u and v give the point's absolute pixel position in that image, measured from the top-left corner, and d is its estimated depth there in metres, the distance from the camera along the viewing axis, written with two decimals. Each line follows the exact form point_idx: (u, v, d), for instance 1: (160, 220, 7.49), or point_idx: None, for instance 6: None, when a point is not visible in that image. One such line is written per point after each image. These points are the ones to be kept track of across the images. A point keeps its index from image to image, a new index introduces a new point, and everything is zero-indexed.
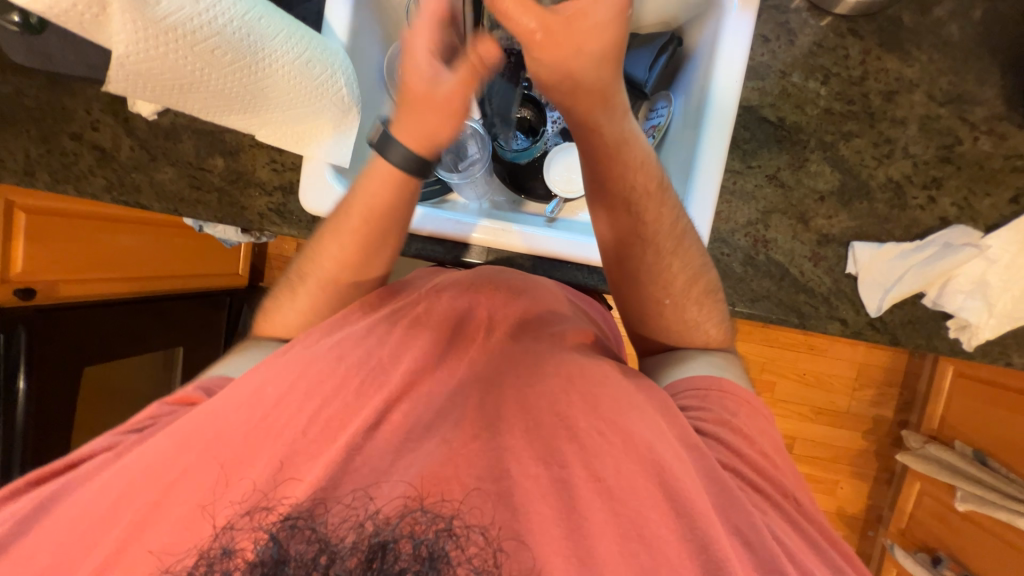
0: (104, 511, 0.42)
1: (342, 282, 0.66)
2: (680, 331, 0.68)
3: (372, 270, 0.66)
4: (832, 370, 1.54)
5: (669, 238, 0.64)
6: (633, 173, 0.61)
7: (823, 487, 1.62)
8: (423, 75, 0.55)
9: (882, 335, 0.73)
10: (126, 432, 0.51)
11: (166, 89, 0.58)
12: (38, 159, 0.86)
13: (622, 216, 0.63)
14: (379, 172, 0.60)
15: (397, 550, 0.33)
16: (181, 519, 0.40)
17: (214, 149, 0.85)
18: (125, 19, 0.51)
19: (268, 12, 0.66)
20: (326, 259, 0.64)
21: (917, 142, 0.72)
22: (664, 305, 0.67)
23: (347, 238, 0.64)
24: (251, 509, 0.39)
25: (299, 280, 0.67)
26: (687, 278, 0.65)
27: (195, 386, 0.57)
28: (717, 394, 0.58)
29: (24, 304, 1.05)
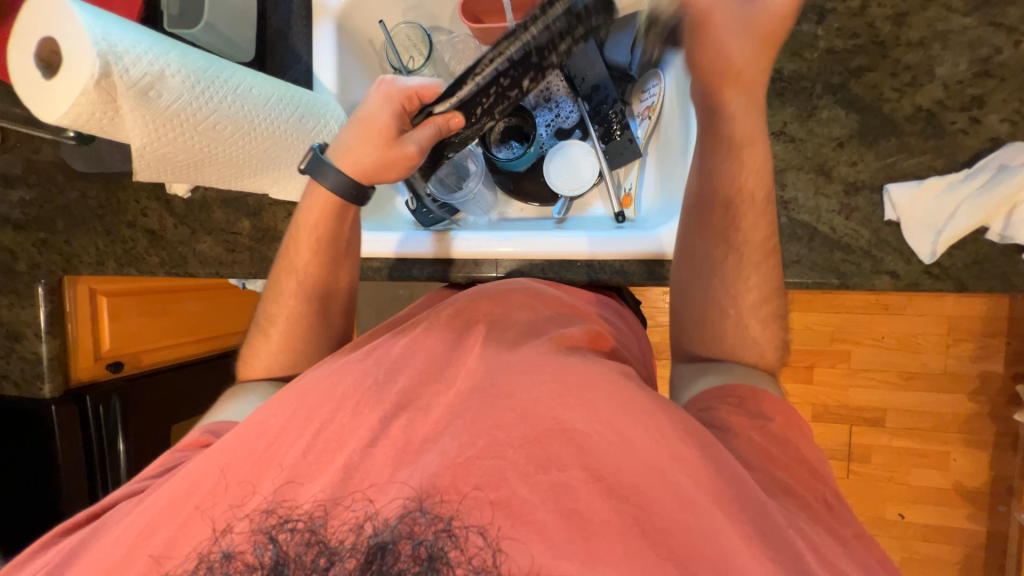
0: (122, 534, 0.46)
1: (307, 318, 0.72)
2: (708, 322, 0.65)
3: (336, 300, 0.75)
4: (916, 330, 1.37)
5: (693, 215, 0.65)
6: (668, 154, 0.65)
7: (933, 462, 1.43)
8: (380, 119, 0.66)
9: (946, 283, 0.65)
10: (146, 479, 0.56)
11: (181, 168, 0.66)
12: (106, 250, 0.99)
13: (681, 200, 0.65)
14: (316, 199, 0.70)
15: (398, 551, 0.39)
16: (185, 532, 0.44)
17: (240, 213, 0.93)
18: (135, 116, 0.57)
19: (262, 79, 0.70)
20: (287, 294, 0.72)
21: (944, 62, 0.64)
22: (732, 315, 0.63)
23: (301, 272, 0.72)
24: (250, 513, 0.44)
25: (268, 323, 0.73)
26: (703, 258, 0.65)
27: (201, 429, 0.62)
28: (751, 398, 0.56)
29: (115, 375, 1.20)
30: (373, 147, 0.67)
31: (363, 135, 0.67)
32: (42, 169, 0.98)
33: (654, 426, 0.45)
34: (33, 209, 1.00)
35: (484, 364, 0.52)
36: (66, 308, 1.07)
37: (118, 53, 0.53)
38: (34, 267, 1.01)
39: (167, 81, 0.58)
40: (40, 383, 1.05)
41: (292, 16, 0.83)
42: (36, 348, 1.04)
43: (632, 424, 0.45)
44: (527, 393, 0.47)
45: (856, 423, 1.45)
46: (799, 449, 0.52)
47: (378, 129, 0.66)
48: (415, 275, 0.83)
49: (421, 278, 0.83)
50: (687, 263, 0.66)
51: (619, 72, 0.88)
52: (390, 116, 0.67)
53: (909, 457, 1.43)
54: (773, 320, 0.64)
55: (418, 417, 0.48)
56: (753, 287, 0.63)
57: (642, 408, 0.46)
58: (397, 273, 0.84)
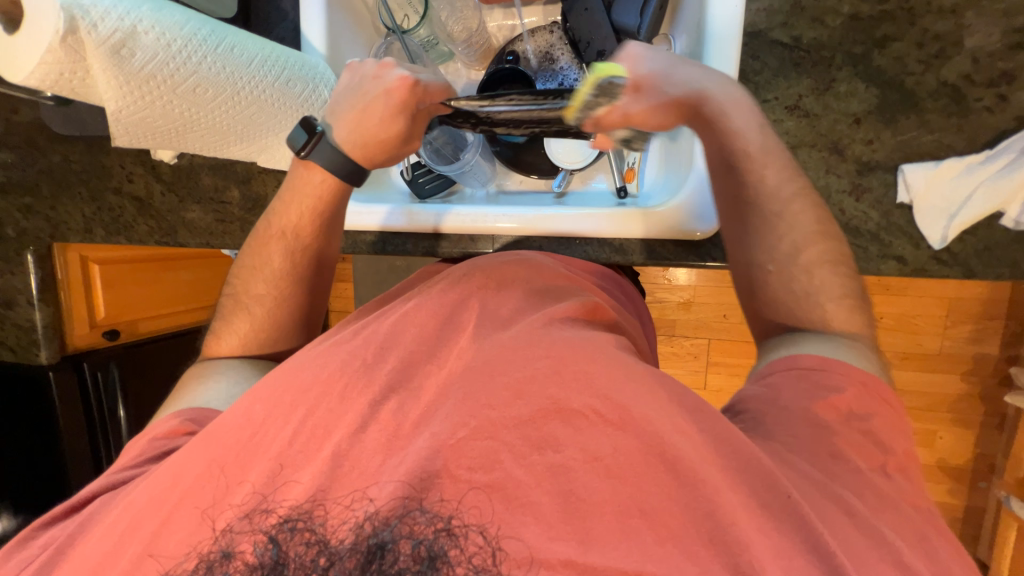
0: (111, 532, 0.46)
1: (291, 292, 0.71)
2: (753, 286, 0.64)
3: (324, 271, 0.74)
4: (916, 311, 1.36)
5: (768, 195, 0.62)
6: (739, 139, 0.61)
7: (920, 440, 1.45)
8: (392, 121, 0.65)
9: (953, 269, 0.63)
10: (120, 472, 0.56)
11: (162, 133, 0.63)
12: (93, 217, 0.96)
13: (734, 174, 0.63)
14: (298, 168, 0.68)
15: (396, 550, 0.39)
16: (180, 533, 0.44)
17: (230, 180, 0.90)
18: (107, 77, 0.53)
19: (243, 38, 0.65)
20: (272, 267, 0.70)
21: (975, 32, 0.60)
22: (769, 273, 0.62)
23: (290, 244, 0.70)
24: (249, 513, 0.43)
25: (247, 301, 0.71)
26: (789, 237, 0.61)
27: (179, 416, 0.60)
28: (818, 372, 0.54)
29: (112, 343, 1.20)
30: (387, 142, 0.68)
31: (369, 125, 0.66)
32: (21, 130, 0.93)
33: (655, 408, 0.45)
34: (16, 172, 0.96)
35: (478, 343, 0.50)
36: (57, 276, 1.05)
37: (83, 6, 0.49)
38: (22, 234, 0.99)
39: (140, 39, 0.54)
40: (36, 350, 1.04)
41: None
42: (30, 317, 1.02)
43: (634, 406, 0.44)
44: (520, 370, 0.46)
45: None
46: (814, 438, 0.50)
47: (392, 128, 0.66)
48: (409, 249, 0.82)
49: (419, 254, 0.81)
50: (731, 229, 0.64)
51: (629, 38, 0.78)
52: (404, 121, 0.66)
53: None
54: (820, 299, 0.60)
55: (409, 399, 0.47)
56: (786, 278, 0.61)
57: (643, 376, 0.46)
58: (390, 246, 0.83)
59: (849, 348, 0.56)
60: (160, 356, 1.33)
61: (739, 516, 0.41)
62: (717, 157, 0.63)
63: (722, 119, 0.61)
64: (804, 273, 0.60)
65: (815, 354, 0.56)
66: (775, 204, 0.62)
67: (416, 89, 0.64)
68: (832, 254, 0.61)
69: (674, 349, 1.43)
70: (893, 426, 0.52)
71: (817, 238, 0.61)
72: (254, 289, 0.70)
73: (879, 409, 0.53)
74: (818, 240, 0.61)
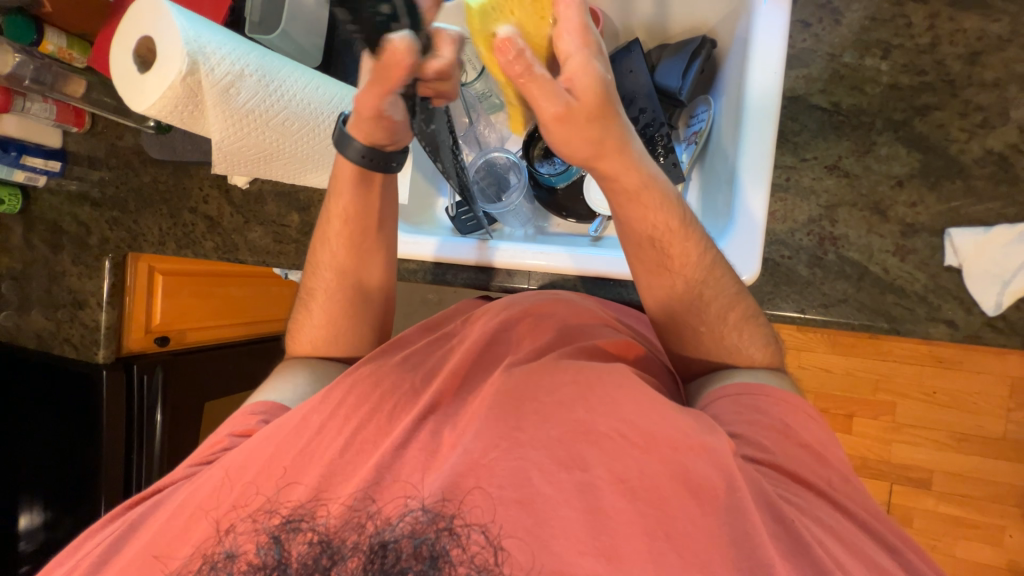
0: (169, 524, 0.48)
1: (347, 288, 0.74)
2: (685, 342, 0.65)
3: (371, 270, 0.75)
4: (974, 388, 1.26)
5: (699, 269, 0.62)
6: (655, 216, 0.59)
7: (983, 536, 1.30)
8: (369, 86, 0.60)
9: (1013, 338, 0.60)
10: (200, 463, 0.58)
11: (254, 162, 0.71)
12: (168, 232, 1.06)
13: (651, 253, 0.61)
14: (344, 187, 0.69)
15: (398, 549, 0.38)
16: (190, 530, 0.47)
17: (292, 207, 0.99)
18: (216, 111, 0.62)
19: (325, 81, 0.73)
20: (325, 268, 0.73)
21: (1020, 105, 0.61)
22: (702, 333, 0.63)
23: (335, 246, 0.72)
24: (254, 514, 0.45)
25: (310, 298, 0.76)
26: (722, 304, 0.62)
27: (250, 411, 0.64)
28: (747, 395, 0.57)
29: (162, 349, 1.28)
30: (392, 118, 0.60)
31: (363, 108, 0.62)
32: (122, 153, 1.07)
33: (678, 436, 0.46)
34: (110, 190, 1.09)
35: (507, 372, 0.54)
36: (125, 283, 1.15)
37: (205, 53, 0.58)
38: (104, 242, 1.10)
39: (245, 80, 0.62)
40: (95, 349, 1.13)
41: None
42: (96, 317, 1.12)
43: (665, 436, 0.46)
44: (548, 395, 0.50)
45: (898, 482, 1.34)
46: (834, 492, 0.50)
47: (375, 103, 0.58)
48: (446, 279, 0.86)
49: (460, 285, 0.84)
50: (658, 302, 0.64)
51: (669, 97, 0.84)
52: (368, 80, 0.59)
53: (955, 526, 1.31)
54: (745, 322, 0.63)
55: (444, 423, 0.51)
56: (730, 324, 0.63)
57: (672, 415, 0.47)
58: (436, 276, 0.87)
59: (767, 376, 0.60)
60: (207, 362, 1.38)
61: (772, 548, 0.41)
62: (636, 230, 0.60)
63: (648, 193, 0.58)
64: (735, 330, 0.63)
65: (736, 382, 0.59)
66: (700, 279, 0.62)
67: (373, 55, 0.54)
68: (747, 313, 0.63)
69: None
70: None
71: (734, 303, 0.62)
72: (311, 284, 0.75)
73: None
74: (735, 303, 0.62)
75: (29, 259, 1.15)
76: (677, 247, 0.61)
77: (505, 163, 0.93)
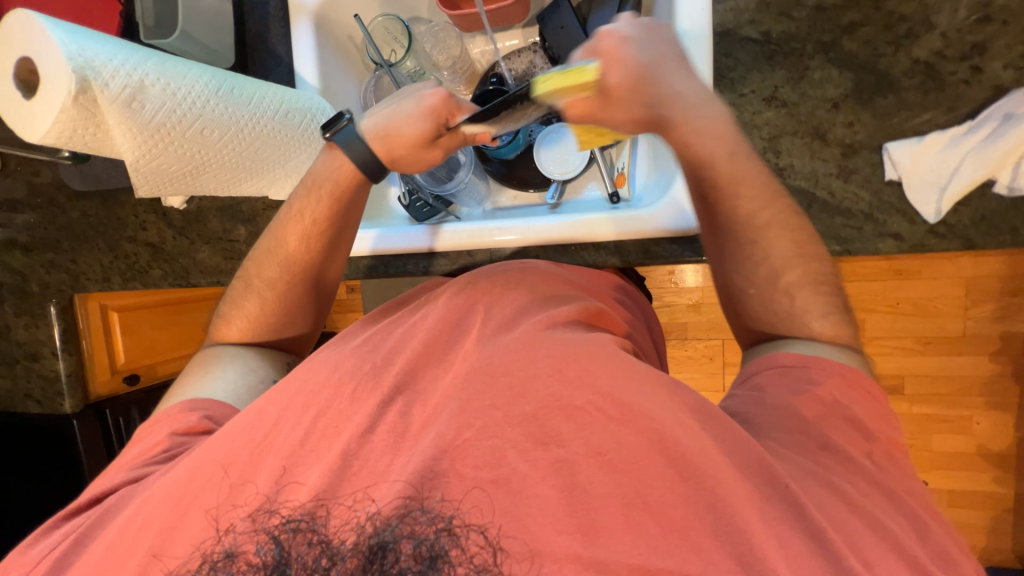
0: (127, 530, 0.48)
1: (299, 285, 0.71)
2: (733, 305, 0.65)
3: (329, 270, 0.73)
4: (933, 294, 1.33)
5: (749, 229, 0.61)
6: (717, 166, 0.59)
7: (954, 428, 1.40)
8: (426, 119, 0.65)
9: (953, 242, 0.62)
10: (143, 466, 0.58)
11: (179, 178, 0.67)
12: (111, 266, 1.00)
13: (705, 204, 0.62)
14: (324, 174, 0.68)
15: (398, 550, 0.39)
16: (170, 530, 0.46)
17: (236, 220, 0.94)
18: (123, 129, 0.57)
19: (240, 81, 0.68)
20: (280, 260, 0.70)
21: (942, 9, 0.61)
22: (748, 296, 0.62)
23: (302, 235, 0.69)
24: (251, 513, 0.45)
25: (253, 286, 0.71)
26: (780, 264, 0.60)
27: (197, 412, 0.62)
28: (802, 368, 0.57)
29: (130, 388, 1.24)
30: (405, 136, 0.66)
31: (400, 126, 0.66)
32: (42, 191, 0.99)
33: (649, 402, 0.47)
34: (38, 231, 1.01)
35: (483, 346, 0.52)
36: (80, 325, 1.09)
37: (95, 67, 0.53)
38: (46, 288, 1.03)
39: (148, 91, 0.57)
40: (61, 400, 1.07)
41: (269, 18, 0.82)
42: (55, 367, 1.05)
43: (626, 402, 0.46)
44: (523, 370, 0.49)
45: None
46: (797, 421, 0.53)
47: (421, 128, 0.65)
48: (412, 269, 0.83)
49: (419, 273, 0.83)
50: (713, 249, 0.64)
51: None
52: (433, 123, 0.65)
53: (928, 423, 1.41)
54: (804, 287, 0.60)
55: (413, 400, 0.50)
56: (795, 278, 0.60)
57: (638, 377, 0.48)
58: (392, 268, 0.84)
59: (834, 352, 0.58)
60: None
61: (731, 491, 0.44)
62: (699, 176, 0.61)
63: (697, 144, 0.59)
64: (786, 296, 0.60)
65: (793, 353, 0.58)
66: (749, 231, 0.61)
67: (453, 101, 0.66)
68: (815, 274, 0.61)
69: (687, 352, 1.43)
70: (871, 408, 0.54)
71: (802, 259, 0.60)
72: (264, 274, 0.70)
73: (853, 404, 0.55)
74: (802, 261, 0.60)
75: None
76: (733, 199, 0.60)
77: None
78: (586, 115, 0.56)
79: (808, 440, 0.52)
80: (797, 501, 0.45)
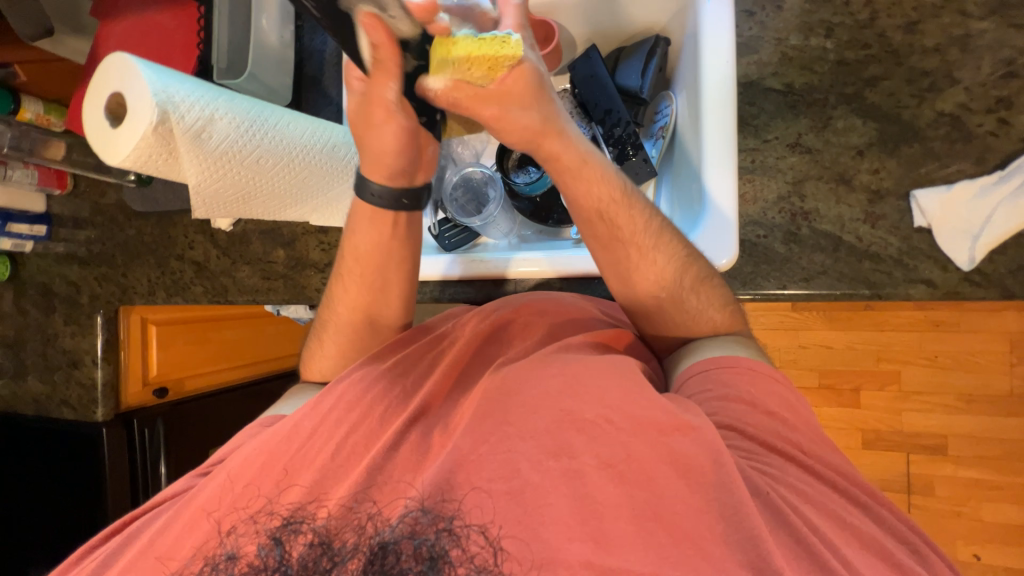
0: (162, 531, 0.50)
1: (359, 325, 0.72)
2: (649, 312, 0.64)
3: (386, 308, 0.72)
4: (973, 348, 1.27)
5: (647, 237, 0.61)
6: (597, 189, 0.59)
7: (1006, 496, 1.29)
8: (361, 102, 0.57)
9: (990, 290, 0.61)
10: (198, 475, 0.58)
11: (233, 202, 0.72)
12: (157, 281, 1.07)
13: (599, 228, 0.61)
14: (363, 214, 0.66)
15: (398, 551, 0.36)
16: (183, 532, 0.48)
17: (276, 243, 0.99)
18: (191, 157, 0.64)
19: (296, 117, 0.75)
20: (340, 305, 0.72)
21: (965, 66, 0.63)
22: (662, 300, 0.62)
23: (351, 283, 0.70)
24: (256, 514, 0.46)
25: (324, 327, 0.74)
26: (676, 267, 0.61)
27: (256, 425, 0.61)
28: (771, 379, 0.53)
29: (161, 401, 1.28)
30: (403, 150, 0.59)
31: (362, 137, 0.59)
32: (106, 210, 1.08)
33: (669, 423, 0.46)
34: (96, 246, 1.09)
35: (495, 372, 0.55)
36: (119, 336, 1.14)
37: (174, 102, 0.60)
38: (95, 299, 1.10)
39: (216, 124, 0.64)
40: (94, 407, 1.11)
41: (325, 64, 0.90)
42: (93, 374, 1.10)
43: (641, 413, 0.46)
44: (534, 391, 0.49)
45: (913, 451, 1.33)
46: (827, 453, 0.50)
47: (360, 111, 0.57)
48: (434, 296, 0.85)
49: (445, 300, 0.83)
50: (607, 265, 0.63)
51: (631, 97, 0.86)
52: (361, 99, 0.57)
53: (976, 489, 1.30)
54: (703, 284, 0.62)
55: (434, 424, 0.53)
56: (695, 275, 0.62)
57: (654, 397, 0.47)
58: (447, 293, 0.84)
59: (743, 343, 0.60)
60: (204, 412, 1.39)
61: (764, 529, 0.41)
62: (585, 206, 0.60)
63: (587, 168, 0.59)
64: (692, 294, 0.62)
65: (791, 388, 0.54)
66: (647, 239, 0.61)
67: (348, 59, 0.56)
68: (706, 271, 0.62)
69: None
70: None
71: (692, 263, 0.62)
72: (326, 317, 0.73)
73: None
74: (692, 263, 0.62)
75: (21, 326, 1.15)
76: (619, 218, 0.60)
77: (482, 178, 0.93)
78: (458, 104, 0.53)
79: (836, 474, 0.49)
80: (810, 538, 0.42)
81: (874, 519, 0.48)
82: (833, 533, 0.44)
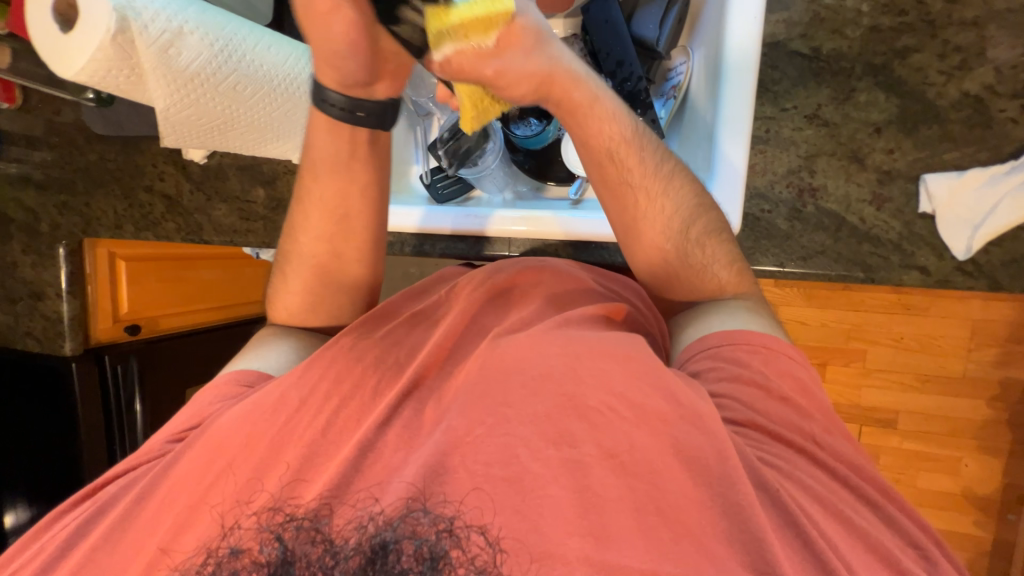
0: (155, 514, 0.49)
1: (326, 262, 0.67)
2: (655, 268, 0.61)
3: (350, 242, 0.67)
4: (938, 332, 1.32)
5: (656, 181, 0.59)
6: (608, 128, 0.57)
7: (943, 466, 1.40)
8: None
9: (979, 281, 0.62)
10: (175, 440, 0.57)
11: (205, 132, 0.66)
12: (124, 213, 1.00)
13: (608, 169, 0.58)
14: (317, 124, 0.58)
15: (399, 550, 0.35)
16: (176, 521, 0.47)
17: (255, 181, 0.93)
18: (157, 76, 0.57)
19: (278, 40, 0.67)
20: (303, 235, 0.67)
21: (999, 44, 0.60)
22: (668, 250, 0.60)
23: (313, 211, 0.65)
24: (257, 510, 0.45)
25: (286, 263, 0.70)
26: (684, 216, 0.60)
27: (228, 377, 0.61)
28: (785, 358, 0.54)
29: (131, 338, 1.21)
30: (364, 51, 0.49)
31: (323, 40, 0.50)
32: (62, 130, 0.98)
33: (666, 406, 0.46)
34: (54, 170, 1.00)
35: (493, 343, 0.53)
36: (85, 270, 1.08)
37: (134, 8, 0.53)
38: (56, 229, 1.03)
39: (185, 39, 0.57)
40: (61, 341, 1.07)
41: None
42: (58, 308, 1.05)
43: (642, 399, 0.47)
44: (536, 367, 0.49)
45: (867, 423, 1.41)
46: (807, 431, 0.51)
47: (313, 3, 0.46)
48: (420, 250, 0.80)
49: (436, 256, 0.79)
50: (615, 213, 0.60)
51: (646, 49, 0.79)
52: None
53: (918, 459, 1.41)
54: (709, 237, 0.60)
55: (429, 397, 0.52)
56: (703, 226, 0.60)
57: (658, 385, 0.47)
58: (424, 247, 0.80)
59: (753, 311, 0.59)
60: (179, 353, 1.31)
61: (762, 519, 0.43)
62: (595, 146, 0.57)
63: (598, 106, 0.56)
64: (698, 246, 0.60)
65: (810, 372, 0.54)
66: (656, 184, 0.59)
67: None
68: (715, 223, 0.61)
69: None
70: None
71: (700, 212, 0.60)
72: (288, 245, 0.69)
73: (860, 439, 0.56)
74: (700, 213, 0.60)
75: None
76: (628, 157, 0.58)
77: (480, 126, 0.87)
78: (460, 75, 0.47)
79: (816, 455, 0.50)
80: (794, 532, 0.44)
81: (855, 494, 0.49)
82: (829, 523, 0.46)
